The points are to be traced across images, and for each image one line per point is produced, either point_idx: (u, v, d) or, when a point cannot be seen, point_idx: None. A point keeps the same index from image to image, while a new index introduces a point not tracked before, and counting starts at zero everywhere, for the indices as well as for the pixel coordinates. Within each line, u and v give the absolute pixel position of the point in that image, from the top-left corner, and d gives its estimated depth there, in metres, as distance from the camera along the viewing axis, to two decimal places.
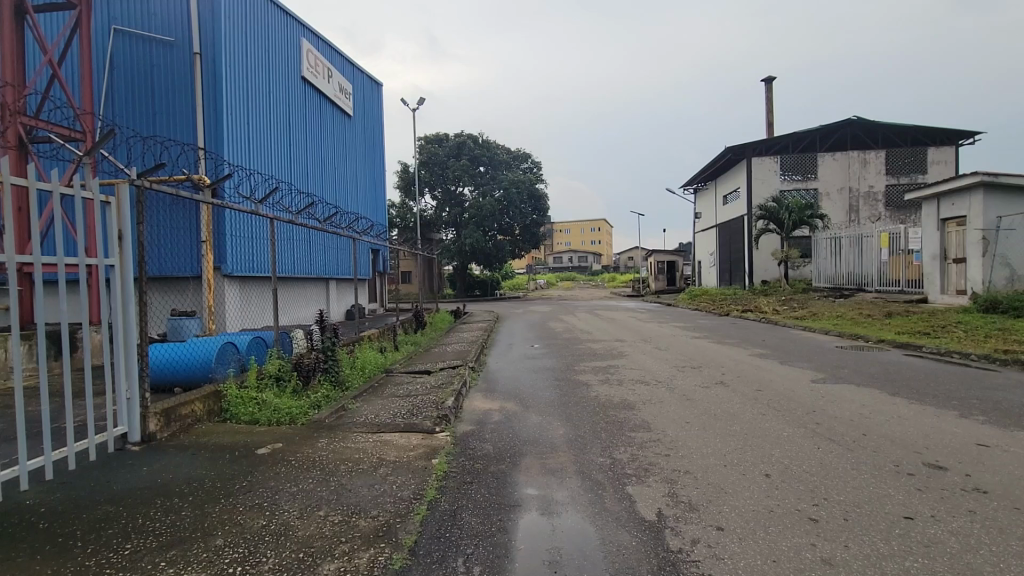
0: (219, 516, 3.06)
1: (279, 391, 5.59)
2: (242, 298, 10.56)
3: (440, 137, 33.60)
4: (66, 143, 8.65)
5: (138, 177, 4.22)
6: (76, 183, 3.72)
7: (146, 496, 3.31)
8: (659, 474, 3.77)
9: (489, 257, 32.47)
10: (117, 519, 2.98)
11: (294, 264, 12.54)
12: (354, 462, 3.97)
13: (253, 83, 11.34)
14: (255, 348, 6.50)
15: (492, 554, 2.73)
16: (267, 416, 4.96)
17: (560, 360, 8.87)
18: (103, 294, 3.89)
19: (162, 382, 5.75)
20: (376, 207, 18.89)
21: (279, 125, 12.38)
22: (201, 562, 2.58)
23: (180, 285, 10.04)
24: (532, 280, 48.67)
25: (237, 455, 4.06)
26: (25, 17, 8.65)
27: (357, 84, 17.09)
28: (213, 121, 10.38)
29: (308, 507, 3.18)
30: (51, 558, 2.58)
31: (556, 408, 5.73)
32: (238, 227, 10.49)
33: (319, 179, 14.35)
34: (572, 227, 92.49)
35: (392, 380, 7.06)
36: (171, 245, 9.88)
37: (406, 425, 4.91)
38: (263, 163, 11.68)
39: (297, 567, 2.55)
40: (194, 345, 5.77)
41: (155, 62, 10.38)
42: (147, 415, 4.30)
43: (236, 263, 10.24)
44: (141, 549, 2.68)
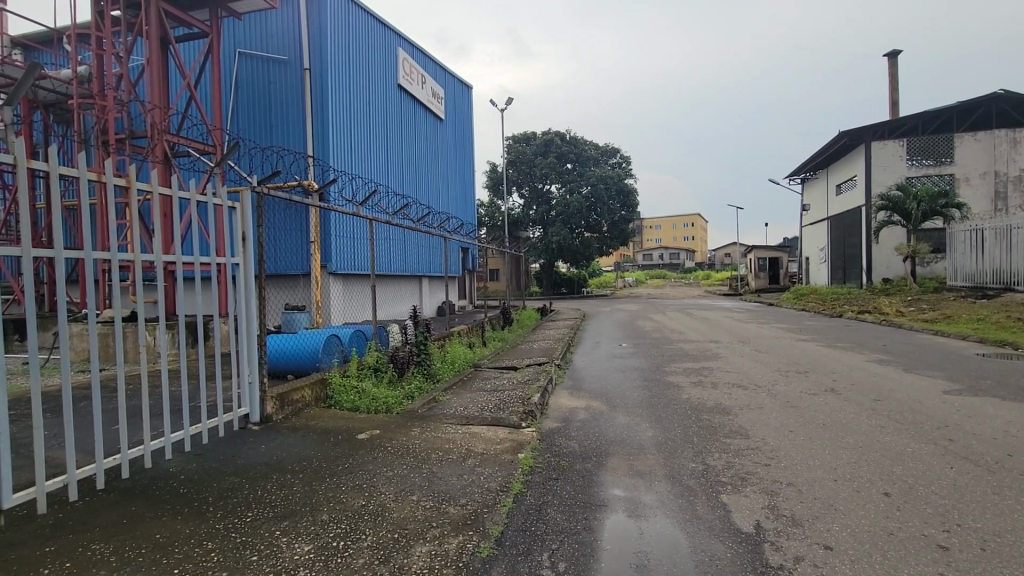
0: (326, 493, 3.33)
1: (377, 381, 5.97)
2: (344, 295, 11.39)
3: (527, 136, 33.98)
4: (201, 156, 9.82)
5: (259, 184, 4.67)
6: (209, 192, 4.20)
7: (264, 470, 3.69)
8: (757, 485, 3.53)
9: (576, 254, 32.27)
10: (240, 490, 3.35)
11: (390, 263, 13.29)
12: (444, 451, 4.14)
13: (355, 94, 12.16)
14: (357, 340, 7.00)
15: (577, 552, 2.72)
16: (367, 405, 5.32)
17: (650, 360, 8.61)
18: (232, 290, 4.36)
19: (278, 370, 6.38)
20: (465, 206, 19.49)
21: (377, 132, 13.16)
22: (311, 533, 2.83)
23: (292, 282, 11.01)
24: (621, 279, 47.56)
25: (341, 439, 4.40)
26: (169, 47, 9.92)
27: (448, 88, 17.73)
28: (320, 131, 11.25)
29: (403, 491, 3.37)
30: (190, 519, 2.96)
31: (644, 409, 5.58)
32: (342, 228, 11.30)
33: (413, 183, 15.10)
34: (663, 223, 88.94)
35: (480, 375, 7.27)
36: (285, 246, 10.89)
37: (493, 418, 5.04)
38: (363, 168, 12.51)
39: (392, 546, 2.71)
40: (304, 337, 6.35)
41: (272, 80, 11.46)
42: (265, 398, 4.78)
43: (340, 261, 11.06)
44: (261, 518, 2.99)
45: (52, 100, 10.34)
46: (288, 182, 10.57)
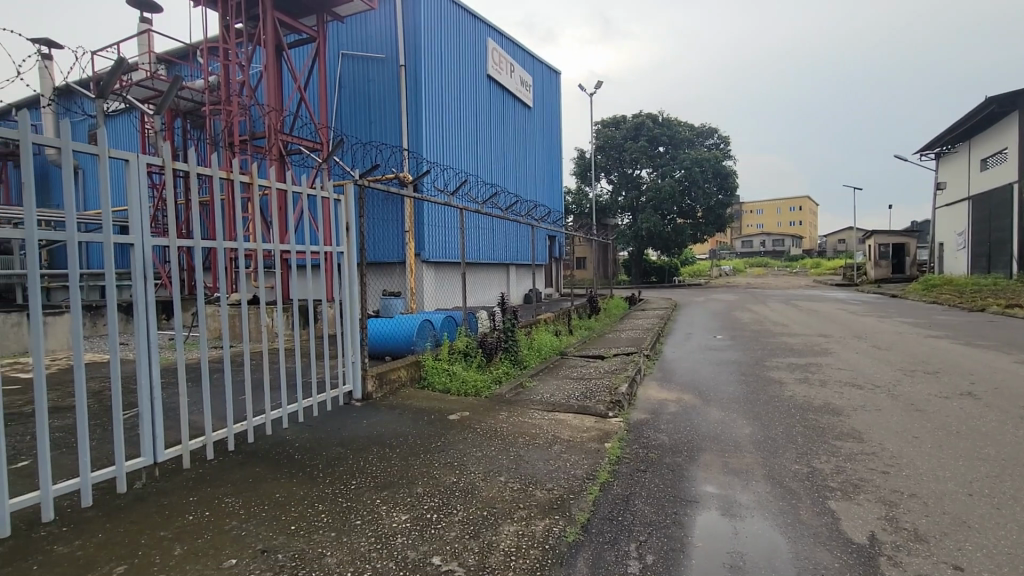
0: (421, 468, 3.54)
1: (466, 365, 6.20)
2: (436, 282, 11.90)
3: (617, 120, 33.03)
4: (310, 153, 10.67)
5: (361, 177, 4.98)
6: (317, 185, 4.57)
7: (366, 443, 3.99)
8: (872, 493, 3.22)
9: (667, 242, 31.03)
10: (346, 459, 3.66)
11: (479, 251, 13.65)
12: (531, 436, 4.23)
13: (446, 88, 12.54)
14: (448, 326, 7.29)
15: (666, 546, 2.66)
16: (457, 387, 5.55)
17: (748, 353, 8.11)
18: (337, 277, 4.72)
19: (377, 352, 6.83)
20: (553, 193, 19.47)
21: (467, 124, 13.49)
22: (407, 504, 3.02)
23: (389, 270, 11.66)
24: (717, 267, 45.02)
25: (434, 418, 4.65)
26: (283, 53, 10.82)
27: (536, 74, 17.70)
28: (414, 125, 11.75)
29: (491, 472, 3.49)
30: (304, 482, 3.29)
31: (741, 404, 5.29)
32: (434, 217, 11.76)
33: (501, 173, 15.33)
34: (765, 208, 82.61)
35: (566, 363, 7.28)
36: (383, 235, 11.55)
37: (580, 406, 5.03)
38: (454, 159, 12.91)
39: (481, 523, 2.83)
40: (400, 321, 6.75)
41: (371, 78, 12.09)
42: (366, 376, 5.14)
43: (432, 249, 11.54)
44: (363, 487, 3.24)
45: (189, 108, 11.73)
46: (386, 175, 11.16)
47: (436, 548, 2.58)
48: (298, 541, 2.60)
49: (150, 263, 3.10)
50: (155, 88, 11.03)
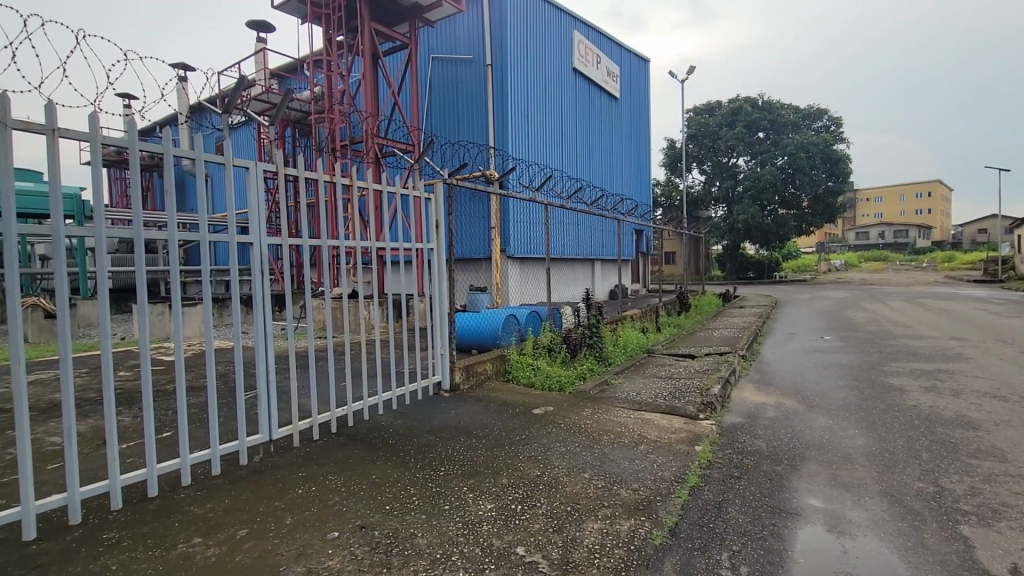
0: (506, 460, 3.61)
1: (550, 360, 6.22)
2: (521, 278, 12.03)
3: (711, 107, 31.33)
4: (402, 154, 11.22)
5: (449, 176, 5.15)
6: (409, 185, 4.80)
7: (454, 433, 4.14)
8: (1018, 521, 2.80)
9: (767, 234, 28.96)
10: (435, 447, 3.82)
11: (564, 246, 13.60)
12: (616, 434, 4.15)
13: (531, 84, 12.60)
14: (533, 321, 7.35)
15: (763, 558, 2.50)
16: (541, 381, 5.59)
17: (862, 357, 7.36)
18: (428, 272, 4.92)
19: (465, 346, 7.06)
20: (640, 186, 18.89)
21: (553, 120, 13.47)
22: (492, 493, 3.10)
23: (475, 265, 11.97)
24: (826, 261, 41.27)
25: (518, 411, 4.72)
26: (379, 61, 11.45)
27: (623, 63, 17.22)
28: (501, 123, 11.93)
29: (575, 468, 3.47)
30: (397, 466, 3.48)
31: (852, 412, 4.82)
32: (520, 213, 11.89)
33: (587, 167, 15.14)
34: (884, 194, 74.21)
35: (654, 361, 7.06)
36: (470, 231, 11.88)
37: (668, 406, 4.86)
38: (539, 154, 12.95)
39: (565, 518, 2.83)
40: (487, 315, 6.91)
41: (459, 79, 12.40)
42: (454, 368, 5.33)
43: (517, 245, 11.70)
44: (451, 474, 3.37)
45: (298, 118, 12.80)
46: (473, 173, 11.44)
47: (520, 539, 2.62)
48: (392, 521, 2.76)
49: (266, 259, 3.43)
50: (270, 101, 12.16)
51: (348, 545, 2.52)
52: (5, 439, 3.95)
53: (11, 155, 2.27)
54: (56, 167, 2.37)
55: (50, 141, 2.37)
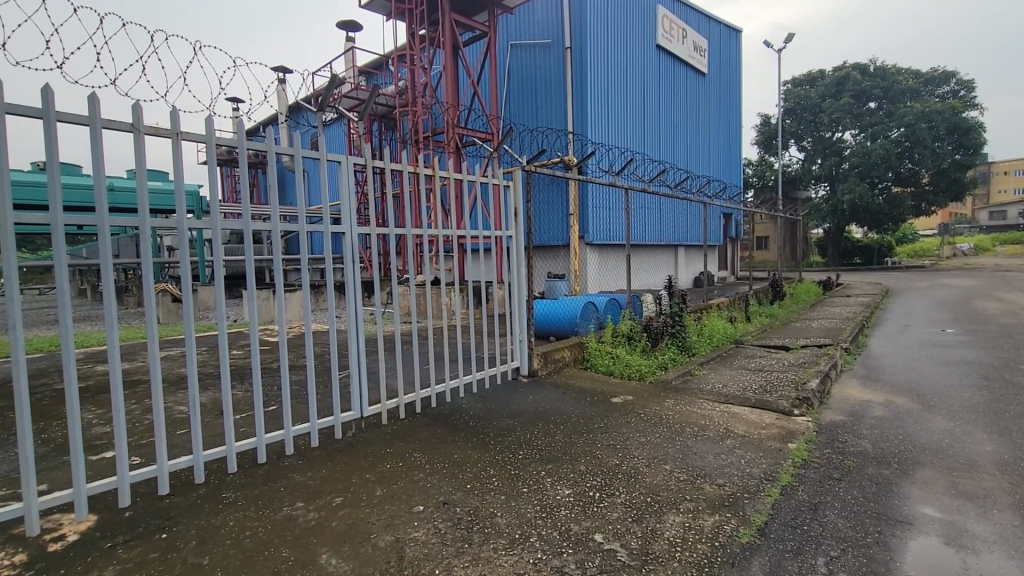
0: (584, 447, 3.59)
1: (630, 349, 6.09)
2: (600, 265, 11.84)
3: (813, 76, 28.71)
4: (482, 143, 11.38)
5: (528, 163, 5.14)
6: (488, 173, 4.85)
7: (532, 417, 4.19)
8: None
9: (877, 215, 26.24)
10: (513, 431, 3.89)
11: (646, 232, 13.17)
12: (700, 427, 3.98)
13: (612, 64, 12.22)
14: (612, 308, 7.20)
15: (865, 567, 2.30)
16: (621, 370, 5.49)
17: (994, 352, 6.48)
18: (506, 259, 4.97)
19: (543, 333, 7.10)
20: (729, 166, 17.81)
21: (634, 101, 13.04)
22: (570, 480, 3.10)
23: (554, 252, 11.93)
24: (951, 245, 36.67)
25: (596, 400, 4.66)
26: (459, 51, 11.62)
27: (711, 36, 16.20)
28: (580, 106, 11.71)
29: (656, 459, 3.38)
30: (477, 447, 3.58)
31: (979, 414, 4.27)
32: (599, 198, 11.67)
33: (671, 149, 14.52)
34: None
35: (743, 352, 6.67)
36: (548, 218, 11.84)
37: (758, 401, 4.58)
38: (620, 137, 12.59)
39: (645, 509, 2.76)
40: (566, 302, 6.89)
41: (538, 64, 12.28)
42: (532, 354, 5.37)
43: (596, 231, 11.50)
44: (529, 458, 3.41)
45: (384, 112, 13.35)
46: (552, 158, 11.34)
47: (599, 526, 2.61)
48: (472, 499, 2.85)
49: (356, 247, 3.63)
50: (359, 98, 12.80)
51: (432, 520, 2.64)
52: (144, 406, 4.55)
53: (143, 157, 2.56)
54: (180, 167, 2.65)
55: (174, 144, 2.65)
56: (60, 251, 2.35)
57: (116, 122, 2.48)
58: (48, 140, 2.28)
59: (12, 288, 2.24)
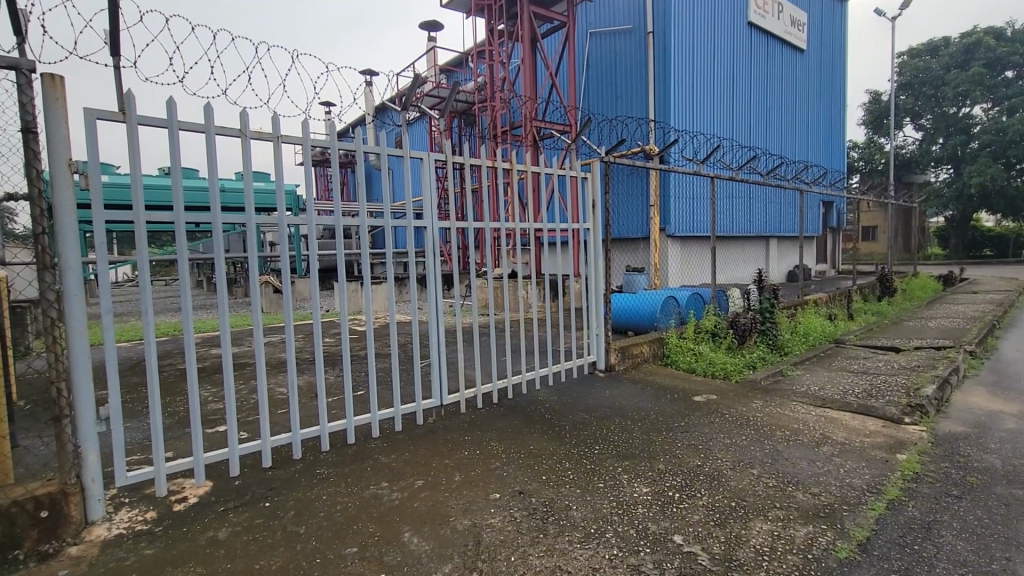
0: (663, 445, 3.48)
1: (714, 346, 5.80)
2: (682, 258, 11.37)
3: (935, 45, 25.51)
4: (559, 135, 11.31)
5: (607, 153, 5.01)
6: (566, 165, 4.80)
7: (608, 413, 4.12)
8: None
9: (1014, 201, 22.91)
10: (590, 425, 3.84)
11: (733, 224, 12.43)
12: (792, 431, 3.71)
13: (698, 46, 11.62)
14: (695, 303, 6.88)
15: None
16: (703, 368, 5.24)
17: None
18: (584, 252, 4.91)
19: (621, 327, 6.95)
20: (830, 150, 16.35)
21: (722, 83, 12.32)
22: (648, 478, 3.01)
23: (633, 245, 11.61)
24: None
25: (677, 397, 4.49)
26: (537, 43, 11.58)
27: (812, 9, 14.92)
28: (662, 93, 11.27)
29: (742, 462, 3.20)
30: (553, 440, 3.58)
31: None
32: (682, 188, 11.20)
33: (762, 133, 13.58)
34: None
35: (844, 353, 6.11)
36: (628, 210, 11.53)
37: (861, 406, 4.18)
38: (705, 124, 11.96)
39: (729, 514, 2.62)
40: (645, 296, 6.69)
41: (618, 51, 11.95)
42: (609, 349, 5.26)
43: (679, 223, 11.05)
44: (607, 454, 3.35)
45: (464, 109, 13.64)
46: (632, 148, 11.02)
47: (678, 527, 2.51)
48: (548, 491, 2.86)
49: (437, 241, 3.74)
50: (440, 96, 13.17)
51: (508, 508, 2.67)
52: (250, 386, 5.01)
53: (249, 159, 2.79)
54: (281, 168, 2.87)
55: (276, 146, 2.87)
56: (182, 246, 2.62)
57: (227, 129, 2.72)
58: (173, 147, 2.55)
59: (145, 279, 2.54)
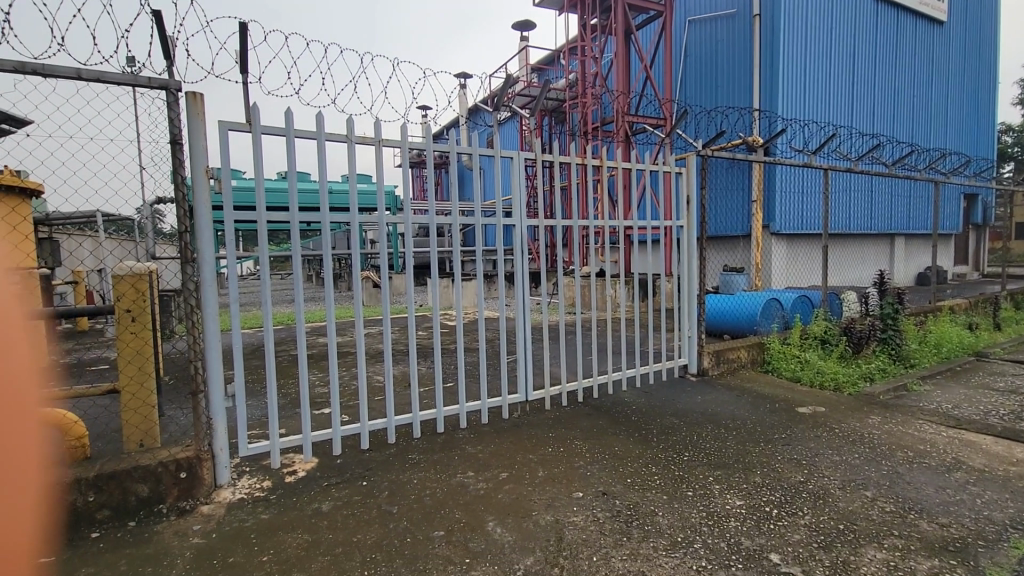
0: (760, 457, 3.25)
1: (824, 354, 5.30)
2: (788, 257, 10.51)
3: None
4: (653, 129, 10.94)
5: (704, 146, 4.75)
6: (659, 160, 4.62)
7: (699, 419, 3.92)
8: None
9: None
10: (680, 430, 3.68)
11: (850, 220, 11.26)
12: (917, 452, 3.30)
13: (812, 27, 10.64)
14: (802, 306, 6.33)
15: None
16: (810, 376, 4.80)
17: None
18: (677, 251, 4.68)
19: (717, 329, 6.59)
20: (975, 135, 14.26)
21: (840, 65, 11.20)
22: (743, 490, 2.82)
23: (732, 244, 10.93)
24: None
25: (778, 407, 4.17)
26: (631, 35, 11.26)
27: None
28: (768, 80, 10.48)
29: (854, 483, 2.90)
30: (641, 443, 3.47)
31: None
32: (789, 181, 10.34)
33: (889, 119, 12.17)
34: None
35: (986, 368, 5.30)
36: (727, 206, 10.87)
37: (1007, 430, 3.61)
38: (819, 111, 10.95)
39: (835, 536, 2.39)
40: (745, 297, 6.27)
41: (719, 38, 11.26)
42: (702, 352, 5.00)
43: (785, 219, 10.23)
44: (698, 462, 3.18)
45: (554, 106, 13.64)
46: (733, 141, 10.37)
47: (776, 545, 2.33)
48: (633, 494, 2.79)
49: (526, 239, 3.78)
50: (531, 95, 13.27)
51: (591, 508, 2.65)
52: (351, 373, 5.42)
53: (354, 162, 3.00)
54: (381, 169, 3.06)
55: (378, 150, 3.06)
56: (296, 243, 2.88)
57: (335, 135, 2.95)
58: (290, 153, 2.81)
59: (266, 272, 2.83)
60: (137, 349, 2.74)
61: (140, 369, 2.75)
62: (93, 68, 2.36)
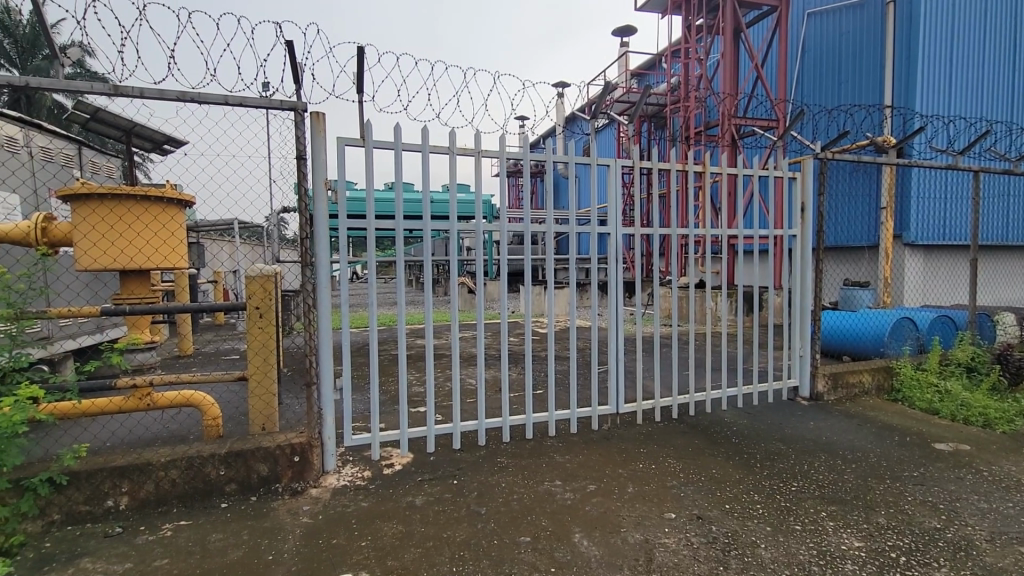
0: (885, 496, 2.87)
1: (969, 383, 4.59)
2: (924, 272, 9.26)
3: None
4: (764, 131, 10.21)
5: (823, 149, 4.34)
6: (770, 165, 4.30)
7: (810, 447, 3.57)
8: None
9: None
10: (787, 458, 3.38)
11: (1006, 230, 9.68)
12: None
13: (961, 11, 9.35)
14: (942, 328, 5.53)
15: None
16: (951, 410, 4.17)
17: None
18: (788, 262, 4.31)
19: (835, 349, 5.97)
20: None
21: (997, 51, 9.71)
22: (863, 531, 2.51)
23: (855, 255, 9.85)
24: None
25: (909, 441, 3.67)
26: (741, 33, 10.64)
27: None
28: (904, 73, 9.36)
29: (1004, 535, 2.47)
30: (742, 468, 3.23)
31: None
32: (929, 185, 9.11)
33: None
34: None
35: None
36: (849, 214, 9.84)
37: None
38: (967, 105, 9.58)
39: None
40: (869, 316, 5.62)
41: (843, 30, 10.27)
42: (816, 374, 4.54)
43: (921, 228, 9.04)
44: (807, 494, 2.89)
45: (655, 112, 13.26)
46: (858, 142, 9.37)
47: None
48: (732, 521, 2.60)
49: (621, 248, 3.69)
50: (630, 101, 13.01)
51: (684, 531, 2.50)
52: (446, 375, 5.63)
53: (454, 171, 3.13)
54: (480, 180, 3.16)
55: (477, 160, 3.17)
56: (400, 250, 3.06)
57: (438, 147, 3.10)
58: (397, 164, 3.00)
59: (372, 276, 3.03)
60: (262, 343, 3.06)
61: (265, 360, 3.07)
62: (238, 94, 2.70)
